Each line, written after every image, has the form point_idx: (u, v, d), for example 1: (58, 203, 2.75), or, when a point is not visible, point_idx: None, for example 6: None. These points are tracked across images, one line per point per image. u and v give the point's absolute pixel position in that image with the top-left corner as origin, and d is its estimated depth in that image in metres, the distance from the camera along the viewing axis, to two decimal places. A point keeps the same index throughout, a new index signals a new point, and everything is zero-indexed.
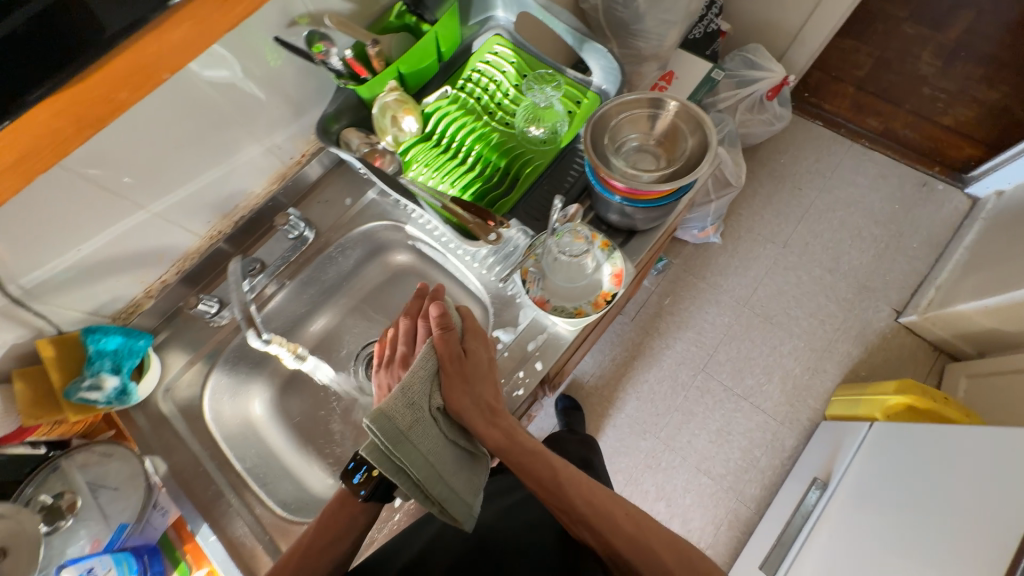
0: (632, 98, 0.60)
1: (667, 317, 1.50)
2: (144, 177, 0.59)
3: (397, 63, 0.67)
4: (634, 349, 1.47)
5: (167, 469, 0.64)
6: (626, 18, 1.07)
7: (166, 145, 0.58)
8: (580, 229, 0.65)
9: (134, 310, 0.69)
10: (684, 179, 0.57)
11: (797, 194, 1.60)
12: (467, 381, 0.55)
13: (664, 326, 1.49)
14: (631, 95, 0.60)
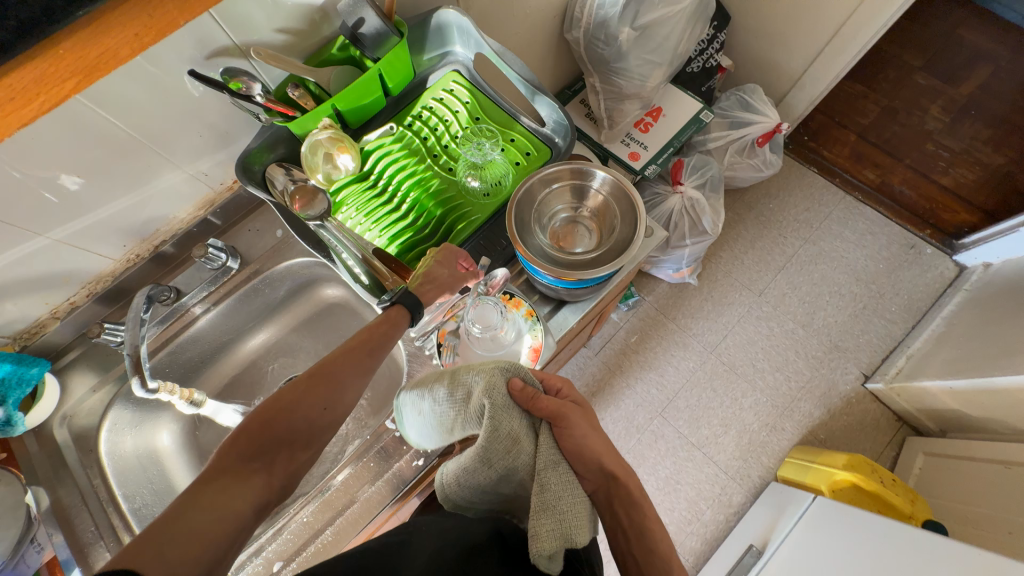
0: (555, 170, 0.57)
1: (632, 355, 1.47)
2: (37, 207, 0.55)
3: (331, 101, 0.63)
4: (594, 385, 1.44)
5: (50, 503, 0.61)
6: (607, 56, 1.01)
7: (65, 175, 0.55)
8: (489, 297, 0.62)
9: (39, 330, 0.67)
10: (605, 270, 0.53)
11: (780, 242, 1.56)
12: (585, 423, 0.51)
13: (628, 364, 1.46)
14: (559, 166, 0.57)
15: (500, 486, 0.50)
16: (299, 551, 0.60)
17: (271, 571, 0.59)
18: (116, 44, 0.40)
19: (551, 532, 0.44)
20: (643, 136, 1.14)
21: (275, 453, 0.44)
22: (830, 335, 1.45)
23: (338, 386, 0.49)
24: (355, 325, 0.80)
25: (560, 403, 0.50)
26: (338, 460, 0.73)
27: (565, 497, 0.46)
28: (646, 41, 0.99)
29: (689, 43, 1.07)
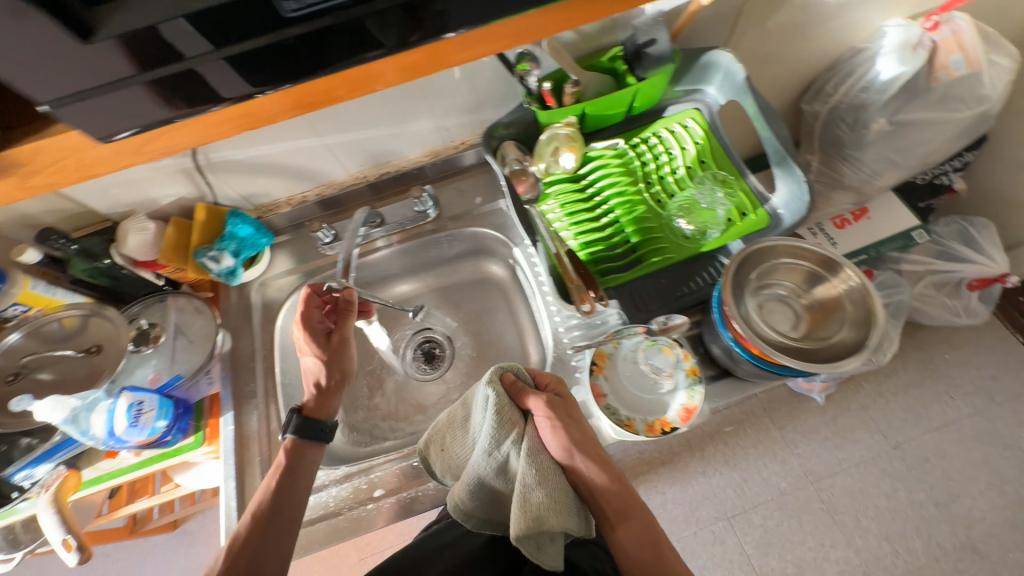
0: (806, 247, 0.53)
1: (718, 444, 1.22)
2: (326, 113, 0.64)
3: (585, 104, 0.65)
4: (665, 455, 1.21)
5: (230, 347, 0.73)
6: (844, 139, 0.94)
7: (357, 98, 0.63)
8: (679, 351, 0.61)
9: (273, 209, 0.79)
10: (810, 369, 0.48)
11: (945, 400, 1.25)
12: (564, 413, 0.53)
13: (711, 451, 1.21)
14: (808, 246, 0.53)
15: (496, 481, 0.51)
16: (399, 488, 0.63)
17: (371, 494, 0.63)
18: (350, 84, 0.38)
19: (530, 512, 0.45)
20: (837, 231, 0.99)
21: (276, 544, 0.52)
22: (984, 541, 1.12)
23: (282, 507, 0.54)
24: (503, 305, 0.83)
25: (546, 396, 0.53)
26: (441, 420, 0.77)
27: (543, 481, 0.47)
28: (898, 138, 0.89)
29: (944, 155, 0.95)
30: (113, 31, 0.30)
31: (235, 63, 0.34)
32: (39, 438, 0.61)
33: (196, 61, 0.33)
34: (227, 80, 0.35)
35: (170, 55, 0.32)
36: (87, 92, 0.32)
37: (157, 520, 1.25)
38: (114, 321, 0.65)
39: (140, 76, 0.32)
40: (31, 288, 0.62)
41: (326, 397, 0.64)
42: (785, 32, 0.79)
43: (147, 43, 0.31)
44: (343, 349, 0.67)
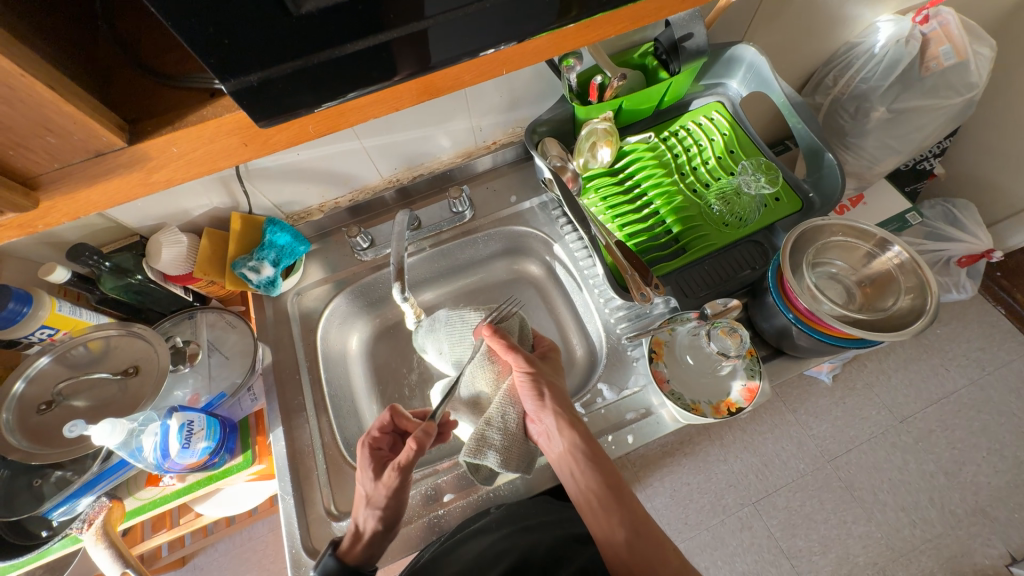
0: (863, 227, 0.56)
1: (736, 428, 1.18)
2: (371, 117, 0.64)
3: (624, 98, 0.67)
4: (686, 445, 1.17)
5: (270, 361, 0.70)
6: (846, 129, 1.00)
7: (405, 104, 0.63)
8: (741, 332, 0.59)
9: (304, 216, 0.77)
10: (872, 337, 0.50)
11: (940, 373, 1.25)
12: (543, 370, 0.58)
13: (729, 436, 1.18)
14: (865, 225, 0.56)
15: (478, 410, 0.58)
16: (467, 491, 0.63)
17: (440, 499, 0.62)
18: (475, 70, 0.31)
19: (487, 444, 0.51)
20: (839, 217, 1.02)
21: None
22: (1002, 512, 1.11)
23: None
24: (540, 303, 0.83)
25: (527, 354, 0.59)
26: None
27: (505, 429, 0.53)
28: (896, 126, 0.95)
29: (935, 140, 1.01)
30: (311, 7, 0.22)
31: (416, 42, 0.26)
32: (73, 471, 0.58)
33: (373, 40, 0.25)
34: (395, 64, 0.27)
35: (341, 33, 0.24)
36: (248, 79, 0.24)
37: (166, 557, 1.16)
38: (151, 338, 0.60)
39: (295, 61, 0.24)
40: (59, 310, 0.58)
41: (367, 544, 0.52)
42: (795, 27, 0.83)
43: (326, 26, 0.23)
44: (402, 489, 0.52)
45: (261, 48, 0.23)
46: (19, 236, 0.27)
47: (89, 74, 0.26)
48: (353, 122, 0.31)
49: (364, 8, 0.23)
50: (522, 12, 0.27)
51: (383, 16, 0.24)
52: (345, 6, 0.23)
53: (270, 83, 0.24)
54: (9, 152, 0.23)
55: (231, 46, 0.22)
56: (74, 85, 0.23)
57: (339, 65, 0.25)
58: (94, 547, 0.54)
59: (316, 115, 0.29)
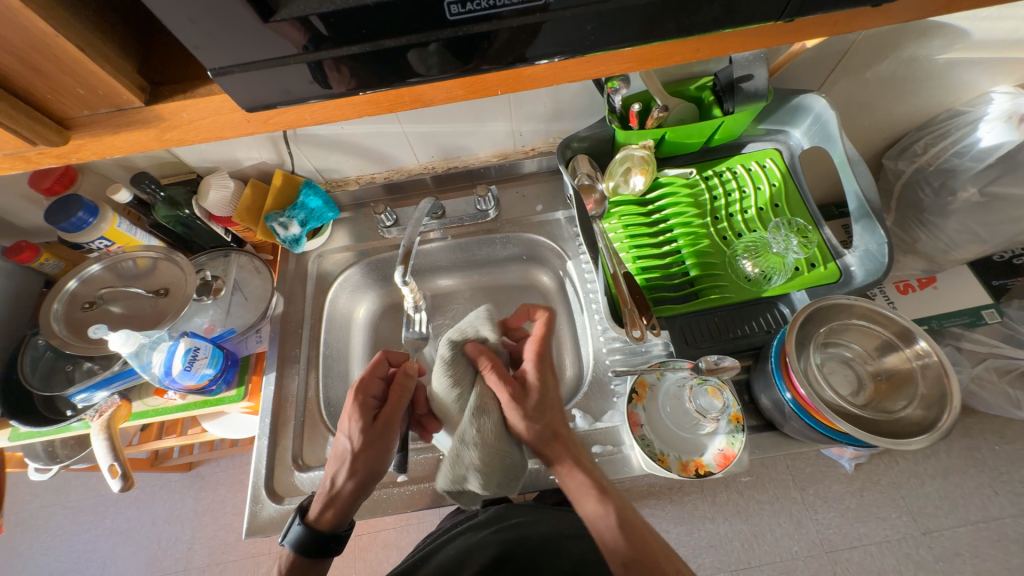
0: (888, 316, 0.51)
1: (731, 490, 1.11)
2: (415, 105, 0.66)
3: (667, 129, 0.64)
4: (673, 493, 1.11)
5: (281, 311, 0.75)
6: (925, 203, 0.90)
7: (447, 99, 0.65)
8: (728, 394, 0.58)
9: (342, 184, 0.82)
10: (863, 437, 0.46)
11: (985, 494, 1.06)
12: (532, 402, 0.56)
13: (722, 496, 1.11)
14: (893, 313, 0.51)
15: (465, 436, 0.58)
16: (423, 478, 0.64)
17: (395, 479, 0.64)
18: (469, 85, 0.32)
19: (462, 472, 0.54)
20: (898, 296, 0.90)
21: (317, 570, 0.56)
22: None
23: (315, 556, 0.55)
24: (543, 315, 0.82)
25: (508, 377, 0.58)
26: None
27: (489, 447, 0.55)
28: (983, 211, 0.85)
29: None
30: (287, 13, 0.24)
31: (396, 55, 0.27)
32: (99, 364, 0.67)
33: (351, 50, 0.26)
34: (375, 75, 0.28)
35: (322, 36, 0.25)
36: (231, 69, 0.26)
37: (175, 459, 1.29)
38: (183, 265, 0.67)
39: (275, 60, 0.26)
40: (118, 226, 0.66)
41: (336, 501, 0.55)
42: (884, 83, 0.75)
43: (306, 32, 0.25)
44: (384, 440, 0.58)
45: (249, 42, 0.25)
46: (57, 165, 0.31)
47: (132, 36, 0.30)
48: (350, 115, 0.33)
49: (338, 21, 0.25)
50: (501, 44, 0.28)
51: (357, 29, 0.25)
52: (320, 17, 0.24)
53: (254, 74, 0.27)
54: (47, 95, 0.27)
55: (222, 37, 0.24)
56: (106, 48, 0.26)
57: (322, 67, 0.27)
58: (96, 437, 0.63)
59: (316, 107, 0.31)
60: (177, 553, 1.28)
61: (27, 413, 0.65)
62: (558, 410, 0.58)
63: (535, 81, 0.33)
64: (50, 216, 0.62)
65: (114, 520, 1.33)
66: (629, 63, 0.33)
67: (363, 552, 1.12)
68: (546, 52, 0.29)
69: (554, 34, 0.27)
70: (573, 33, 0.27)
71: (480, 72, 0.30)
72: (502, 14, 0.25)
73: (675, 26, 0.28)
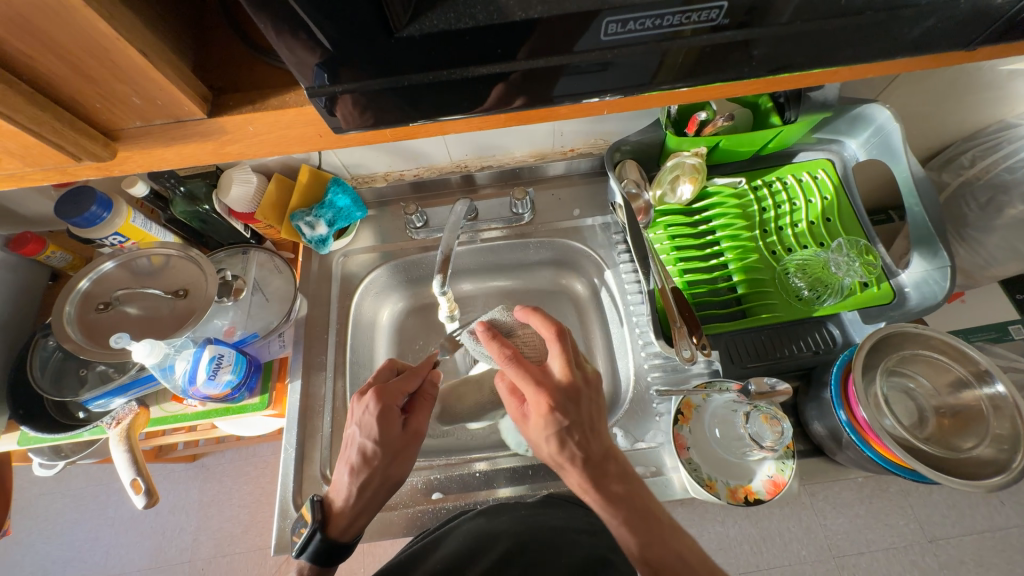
0: (966, 352, 0.49)
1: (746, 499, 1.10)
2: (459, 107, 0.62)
3: (724, 137, 0.61)
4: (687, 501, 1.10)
5: (305, 314, 0.72)
6: (968, 217, 0.86)
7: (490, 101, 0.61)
8: (783, 423, 0.55)
9: (368, 181, 0.78)
10: (932, 475, 0.44)
11: (993, 506, 1.06)
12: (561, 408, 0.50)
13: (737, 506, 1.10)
14: (969, 350, 0.49)
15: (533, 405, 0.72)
16: (457, 495, 0.63)
17: (428, 496, 0.63)
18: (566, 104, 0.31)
19: None
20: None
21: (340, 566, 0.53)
22: None
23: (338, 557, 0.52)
24: (576, 323, 0.79)
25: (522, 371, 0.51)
26: (489, 432, 0.72)
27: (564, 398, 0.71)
28: None
29: None
30: (415, 30, 0.22)
31: (519, 77, 0.26)
32: (114, 369, 0.63)
33: (383, 82, 0.24)
34: (489, 95, 0.27)
35: (445, 55, 0.24)
36: (333, 88, 0.24)
37: (180, 451, 1.26)
38: (203, 265, 0.62)
39: (389, 78, 0.24)
40: (132, 221, 0.62)
41: (359, 510, 0.52)
42: (942, 93, 0.72)
43: (434, 47, 0.23)
44: (411, 447, 0.55)
45: (369, 58, 0.23)
46: (96, 177, 0.27)
47: (189, 37, 0.26)
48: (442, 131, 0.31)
49: (471, 39, 0.23)
50: (630, 67, 0.26)
51: (492, 49, 0.24)
52: (452, 34, 0.23)
53: (356, 94, 0.25)
54: (95, 104, 0.23)
55: (345, 52, 0.23)
56: (169, 53, 0.23)
57: (436, 87, 0.26)
58: (115, 447, 0.59)
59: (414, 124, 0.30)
60: (182, 543, 1.26)
61: (38, 419, 0.61)
62: (596, 411, 0.52)
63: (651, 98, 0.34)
64: (60, 210, 0.58)
65: (116, 509, 1.30)
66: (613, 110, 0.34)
67: (370, 549, 1.08)
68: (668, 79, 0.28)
69: (686, 56, 0.26)
70: (721, 57, 0.27)
71: (587, 97, 0.28)
72: (644, 36, 0.25)
73: (799, 62, 0.28)
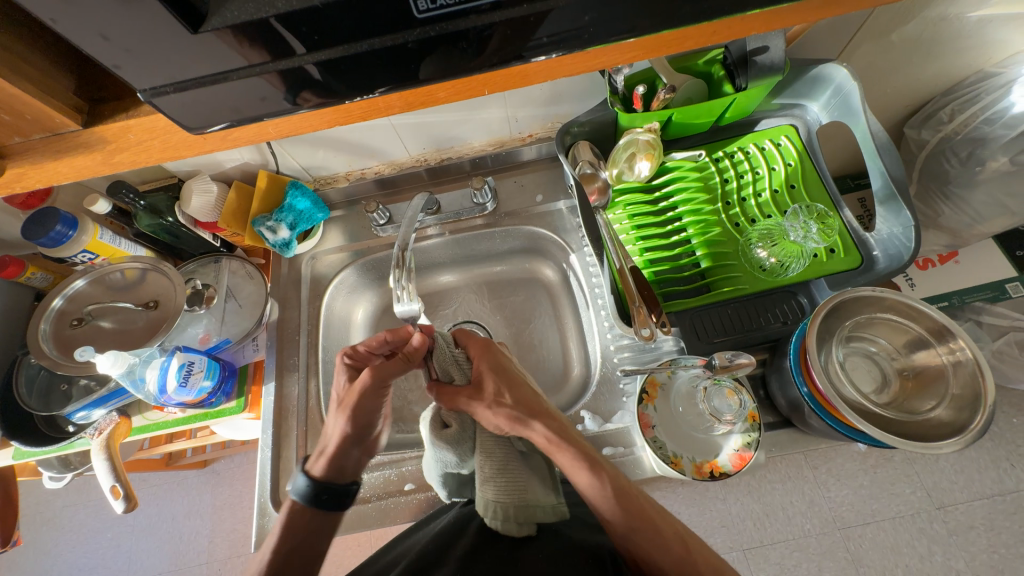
0: (922, 310, 0.48)
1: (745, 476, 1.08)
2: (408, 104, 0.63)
3: (675, 110, 0.59)
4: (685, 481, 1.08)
5: (277, 318, 0.73)
6: (951, 174, 0.83)
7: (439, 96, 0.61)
8: (744, 395, 0.56)
9: (331, 182, 0.78)
10: (883, 438, 0.42)
11: None
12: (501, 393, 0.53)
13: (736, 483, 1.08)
14: (926, 309, 0.48)
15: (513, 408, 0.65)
16: (430, 485, 0.63)
17: (401, 487, 0.63)
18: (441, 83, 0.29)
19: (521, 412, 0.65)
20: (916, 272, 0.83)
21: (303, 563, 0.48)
22: None
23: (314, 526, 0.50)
24: (548, 310, 0.79)
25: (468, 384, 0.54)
26: None
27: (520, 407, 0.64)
28: (1016, 180, 0.78)
29: None
30: (218, 22, 0.22)
31: (353, 63, 0.25)
32: (96, 381, 0.66)
33: (219, 80, 0.24)
34: (336, 86, 0.26)
35: (267, 46, 0.23)
36: (165, 89, 0.24)
37: (189, 458, 1.30)
38: (171, 276, 0.64)
39: (216, 75, 0.24)
40: (99, 237, 0.63)
41: (348, 455, 0.53)
42: (909, 47, 0.69)
43: (249, 38, 0.23)
44: (383, 387, 0.54)
45: (201, 61, 0.23)
46: (0, 196, 0.30)
47: (64, 58, 0.27)
48: (334, 123, 0.31)
49: (280, 28, 0.22)
50: (481, 44, 0.25)
51: (307, 36, 0.23)
52: (257, 25, 0.22)
53: (190, 95, 0.25)
54: None
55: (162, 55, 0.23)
56: (29, 72, 0.24)
57: (269, 80, 0.25)
58: (96, 456, 0.61)
59: (298, 118, 0.30)
60: (199, 546, 1.31)
61: (28, 433, 0.64)
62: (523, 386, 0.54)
63: (552, 67, 0.31)
64: (26, 232, 0.59)
65: (135, 517, 1.36)
66: (495, 91, 0.31)
67: (377, 541, 1.09)
68: (521, 53, 0.26)
69: (539, 25, 0.25)
70: (571, 24, 0.25)
71: (449, 77, 0.27)
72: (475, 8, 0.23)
73: (647, 24, 0.26)
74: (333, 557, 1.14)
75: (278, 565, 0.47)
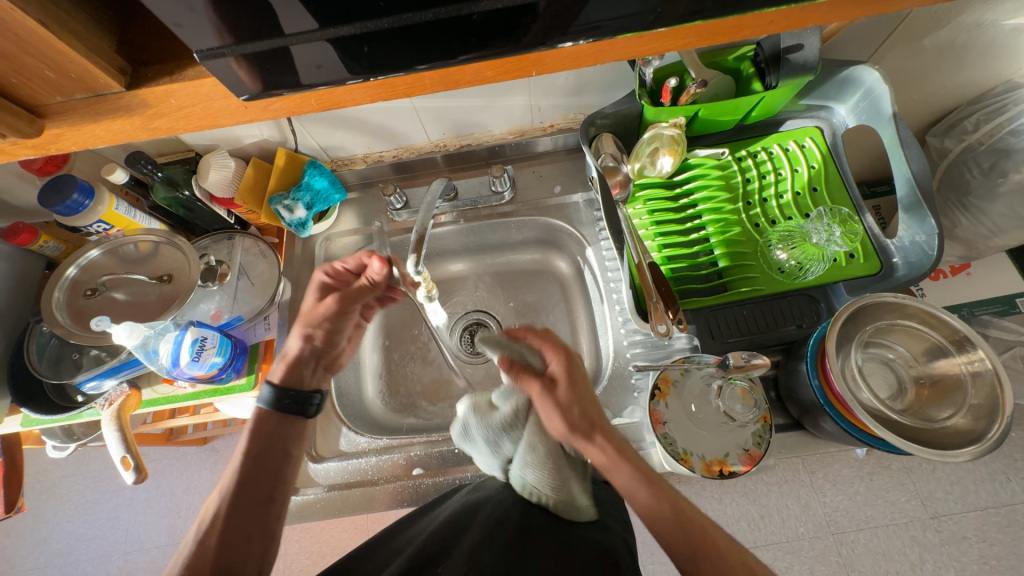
0: (943, 318, 0.48)
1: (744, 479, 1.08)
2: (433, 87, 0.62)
3: (702, 106, 0.59)
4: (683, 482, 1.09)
5: (289, 298, 0.73)
6: (970, 186, 0.82)
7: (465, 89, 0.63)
8: (757, 396, 0.55)
9: (347, 163, 0.78)
10: (899, 444, 0.42)
11: None
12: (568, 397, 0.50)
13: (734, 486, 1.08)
14: (947, 317, 0.48)
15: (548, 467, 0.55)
16: (436, 471, 0.63)
17: (409, 471, 0.64)
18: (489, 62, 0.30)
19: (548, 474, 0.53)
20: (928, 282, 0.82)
21: (261, 497, 0.53)
22: None
23: (267, 460, 0.55)
24: (560, 303, 0.79)
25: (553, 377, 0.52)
26: None
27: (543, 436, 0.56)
28: None
29: None
30: None
31: (414, 33, 0.26)
32: (107, 352, 0.66)
33: (280, 42, 0.25)
34: (395, 56, 0.27)
35: (333, 10, 0.24)
36: (222, 51, 0.25)
37: (189, 434, 1.31)
38: (185, 250, 0.63)
39: (276, 40, 0.25)
40: (115, 208, 0.62)
41: (307, 366, 0.62)
42: (939, 54, 0.68)
43: (318, 2, 0.24)
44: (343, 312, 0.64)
45: (262, 20, 0.24)
46: (35, 155, 0.30)
47: (110, 19, 0.28)
48: (377, 96, 0.32)
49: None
50: (535, 20, 0.26)
51: (373, 2, 0.24)
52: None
53: (248, 57, 0.26)
54: (13, 80, 0.25)
55: (229, 9, 0.24)
56: (77, 29, 0.25)
57: (327, 47, 0.26)
58: (106, 426, 0.62)
59: (341, 91, 0.30)
60: None
61: (37, 400, 0.64)
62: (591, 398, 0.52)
63: (598, 54, 0.31)
64: (42, 199, 0.58)
65: (134, 490, 1.36)
66: (542, 73, 0.32)
67: (374, 526, 1.10)
68: (576, 34, 0.28)
69: (587, 7, 0.26)
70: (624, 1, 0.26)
71: (500, 53, 0.28)
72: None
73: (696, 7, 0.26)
74: (329, 539, 1.14)
75: (247, 467, 0.54)
